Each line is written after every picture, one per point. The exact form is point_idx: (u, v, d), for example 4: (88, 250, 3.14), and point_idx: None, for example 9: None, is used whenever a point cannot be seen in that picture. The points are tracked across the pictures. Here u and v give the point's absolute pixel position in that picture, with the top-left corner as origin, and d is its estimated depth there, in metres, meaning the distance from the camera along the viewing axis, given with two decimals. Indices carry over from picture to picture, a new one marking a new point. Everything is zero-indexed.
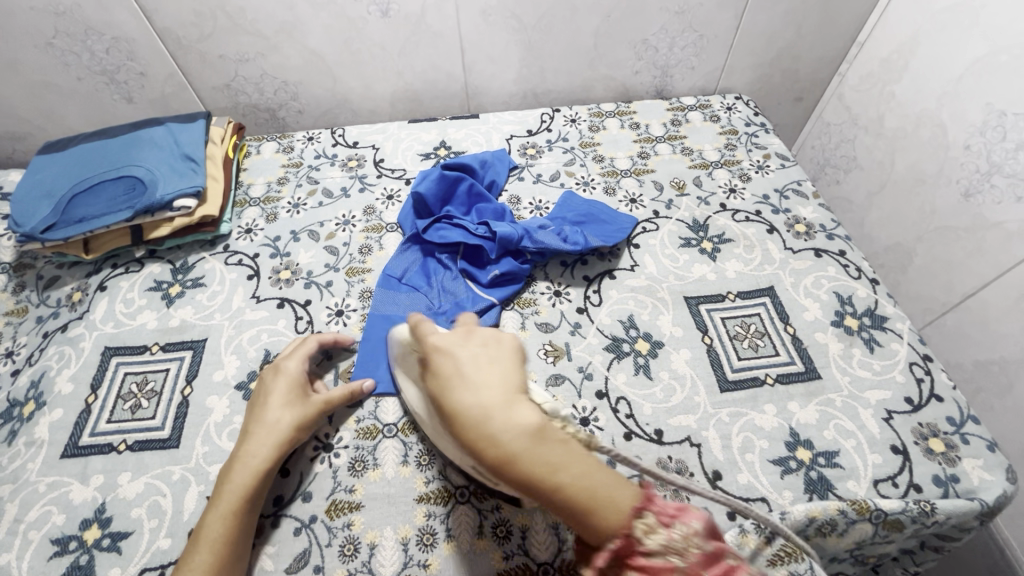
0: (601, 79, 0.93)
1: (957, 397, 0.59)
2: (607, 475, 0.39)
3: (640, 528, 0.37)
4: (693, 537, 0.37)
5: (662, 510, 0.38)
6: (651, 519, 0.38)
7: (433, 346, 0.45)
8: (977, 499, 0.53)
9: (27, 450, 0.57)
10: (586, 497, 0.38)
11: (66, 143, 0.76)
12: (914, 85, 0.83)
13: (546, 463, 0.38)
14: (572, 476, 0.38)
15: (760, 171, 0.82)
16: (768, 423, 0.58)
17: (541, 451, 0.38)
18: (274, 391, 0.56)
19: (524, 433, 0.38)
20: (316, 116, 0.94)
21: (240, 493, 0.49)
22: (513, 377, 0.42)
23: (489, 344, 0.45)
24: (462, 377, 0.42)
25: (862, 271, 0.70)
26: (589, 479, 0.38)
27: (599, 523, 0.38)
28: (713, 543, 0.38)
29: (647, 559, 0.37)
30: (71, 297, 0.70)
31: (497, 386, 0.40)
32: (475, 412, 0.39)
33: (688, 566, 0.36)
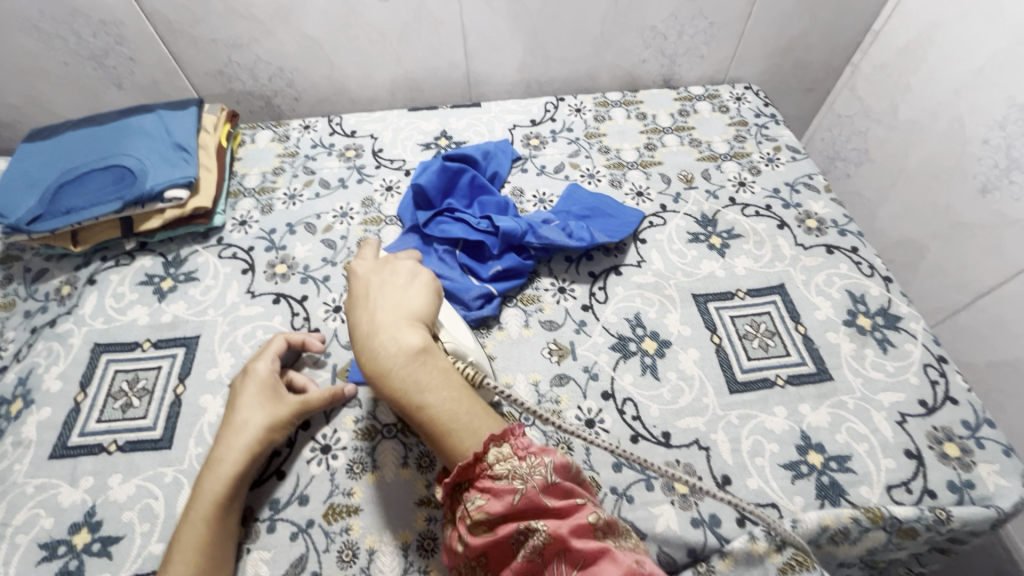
0: (607, 68, 0.90)
1: (972, 400, 0.58)
2: (479, 408, 0.42)
3: (493, 455, 0.39)
4: (540, 468, 0.38)
5: (522, 444, 0.39)
6: (507, 450, 0.39)
7: (354, 274, 0.52)
8: (993, 506, 0.51)
9: (15, 450, 0.55)
10: (441, 417, 0.41)
11: (52, 131, 0.73)
12: (931, 76, 0.80)
13: (414, 385, 0.42)
14: (437, 398, 0.41)
15: (770, 164, 0.80)
16: (779, 425, 0.56)
17: (414, 370, 0.42)
18: (244, 394, 0.54)
19: (403, 352, 0.43)
20: (313, 104, 0.91)
21: (212, 502, 0.47)
22: (419, 308, 0.47)
23: (408, 278, 0.51)
24: (366, 302, 0.48)
25: (875, 269, 0.68)
26: (456, 407, 0.41)
27: (448, 441, 0.40)
28: (562, 477, 0.39)
29: (493, 482, 0.38)
30: (60, 291, 0.67)
31: (394, 314, 0.46)
32: (367, 331, 0.45)
33: (529, 491, 0.37)
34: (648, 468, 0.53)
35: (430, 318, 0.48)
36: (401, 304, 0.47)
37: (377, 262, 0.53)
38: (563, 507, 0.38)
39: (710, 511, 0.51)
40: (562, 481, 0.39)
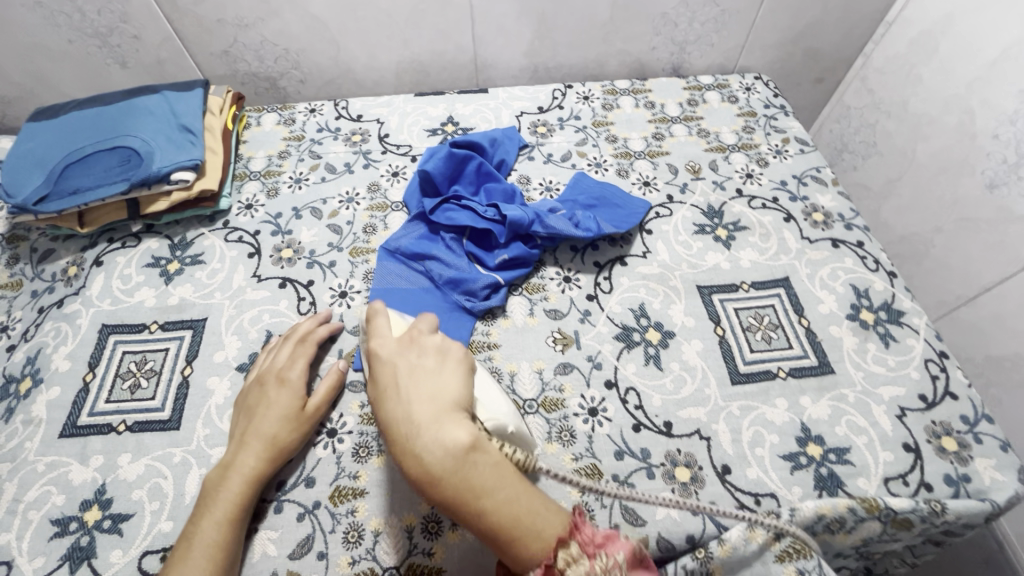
0: (616, 54, 0.89)
1: (971, 395, 0.58)
2: (521, 487, 0.43)
3: (561, 558, 0.39)
4: (597, 548, 0.39)
5: (588, 540, 0.41)
6: (575, 550, 0.40)
7: (377, 357, 0.49)
8: (988, 500, 0.52)
9: (25, 428, 0.56)
10: (505, 520, 0.41)
11: (57, 110, 0.73)
12: (943, 69, 0.79)
13: (468, 487, 0.41)
14: (495, 501, 0.41)
15: (778, 156, 0.79)
16: (779, 417, 0.57)
17: (466, 474, 0.41)
18: (276, 401, 0.54)
19: (451, 454, 0.42)
20: (318, 86, 0.91)
21: (235, 502, 0.48)
22: (456, 396, 0.46)
23: (437, 358, 0.49)
24: (399, 391, 0.46)
25: (880, 264, 0.68)
26: (514, 505, 0.41)
27: (517, 550, 0.40)
28: (633, 568, 0.40)
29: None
30: (67, 272, 0.68)
31: (432, 407, 0.44)
32: (408, 443, 0.43)
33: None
34: (649, 457, 0.54)
35: (470, 407, 0.46)
36: (442, 388, 0.46)
37: (403, 341, 0.50)
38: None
39: (709, 499, 0.52)
40: (632, 572, 0.40)
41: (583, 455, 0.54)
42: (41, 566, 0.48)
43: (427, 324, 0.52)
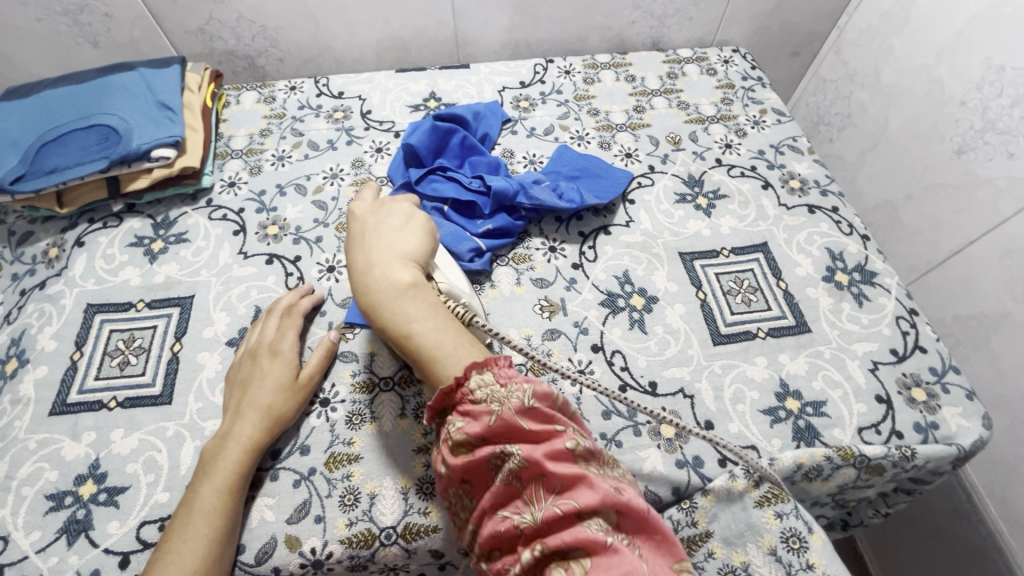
0: (597, 29, 0.90)
1: (940, 348, 0.61)
2: (446, 329, 0.45)
3: (472, 381, 0.40)
4: (517, 392, 0.39)
5: (503, 373, 0.41)
6: (488, 376, 0.40)
7: (352, 214, 0.54)
8: (955, 444, 0.55)
9: (13, 407, 0.55)
10: (426, 346, 0.44)
11: (29, 89, 0.71)
12: (914, 38, 0.81)
13: (397, 316, 0.45)
14: (421, 328, 0.44)
15: (756, 127, 0.81)
16: (759, 374, 0.59)
17: (398, 303, 0.46)
18: (270, 373, 0.54)
19: (390, 286, 0.47)
20: (297, 65, 0.90)
21: (233, 470, 0.49)
22: (410, 248, 0.50)
23: (403, 220, 0.53)
24: (363, 240, 0.51)
25: (854, 228, 0.70)
26: (438, 334, 0.44)
27: (436, 372, 0.43)
28: (544, 404, 0.39)
29: (474, 405, 0.40)
30: (48, 253, 0.67)
31: (385, 251, 0.49)
32: (361, 275, 0.49)
33: (504, 413, 0.38)
34: (635, 415, 0.56)
35: (423, 258, 0.50)
36: (398, 240, 0.50)
37: (375, 202, 0.55)
38: (538, 430, 0.38)
39: (694, 453, 0.54)
40: (542, 406, 0.39)
41: (571, 416, 0.56)
42: (38, 539, 0.49)
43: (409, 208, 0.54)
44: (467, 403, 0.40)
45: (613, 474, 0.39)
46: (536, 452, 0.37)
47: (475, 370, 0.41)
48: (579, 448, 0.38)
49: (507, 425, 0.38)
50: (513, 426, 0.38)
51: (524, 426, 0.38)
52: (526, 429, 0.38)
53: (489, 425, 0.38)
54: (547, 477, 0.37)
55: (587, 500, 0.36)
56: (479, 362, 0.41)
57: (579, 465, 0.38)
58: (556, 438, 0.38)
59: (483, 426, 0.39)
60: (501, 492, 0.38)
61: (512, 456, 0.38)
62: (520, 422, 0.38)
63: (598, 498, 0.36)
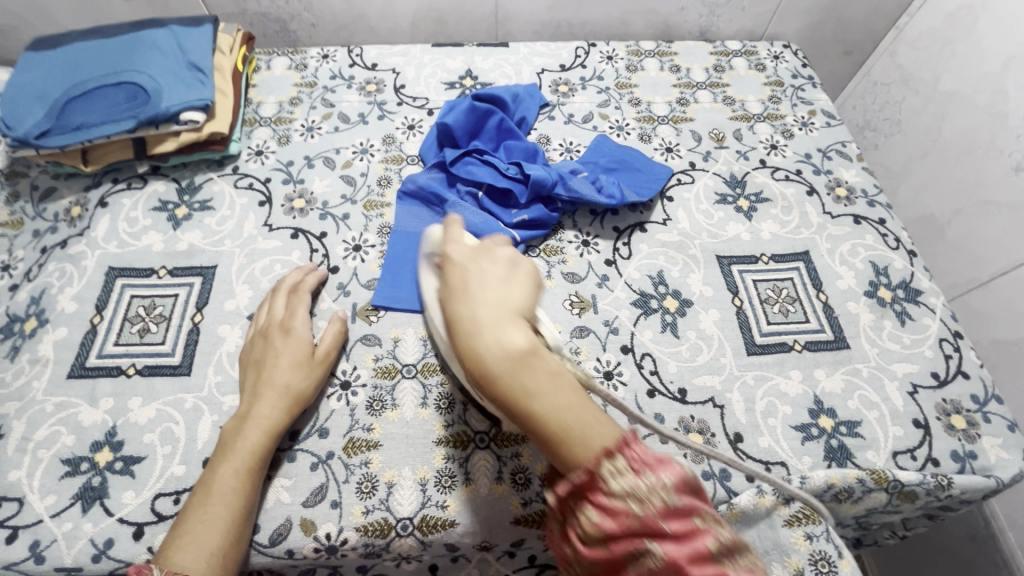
0: (644, 14, 0.86)
1: (983, 375, 0.59)
2: (547, 379, 0.35)
3: (606, 469, 0.33)
4: (660, 489, 0.32)
5: (637, 457, 0.33)
6: (622, 463, 0.33)
7: (449, 260, 0.41)
8: (992, 476, 0.53)
9: (31, 367, 0.55)
10: (495, 372, 0.35)
11: (58, 40, 0.69)
12: (980, 44, 0.77)
13: (470, 317, 0.37)
14: (540, 404, 0.34)
15: (804, 128, 0.78)
16: (793, 388, 0.57)
17: (520, 377, 0.35)
18: (285, 352, 0.53)
19: (509, 356, 0.35)
20: (331, 32, 0.87)
21: (254, 451, 0.48)
22: (517, 296, 0.39)
23: (508, 268, 0.41)
24: (457, 272, 0.40)
25: (900, 242, 0.68)
26: (559, 410, 0.34)
27: (562, 452, 0.34)
28: (611, 428, 0.34)
29: (609, 500, 0.33)
30: (70, 212, 0.65)
31: (486, 308, 0.37)
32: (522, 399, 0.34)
33: (645, 514, 0.32)
34: (663, 423, 0.54)
35: (534, 315, 0.39)
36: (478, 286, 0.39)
37: (476, 246, 0.43)
38: (681, 530, 0.32)
39: (721, 465, 0.52)
40: (613, 428, 0.34)
41: None
42: (52, 504, 0.48)
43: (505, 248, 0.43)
44: (598, 493, 0.33)
45: (746, 563, 0.32)
46: (678, 554, 0.31)
47: (607, 458, 0.33)
48: (644, 470, 0.33)
49: (647, 526, 0.32)
50: (654, 527, 0.32)
51: (665, 526, 0.31)
52: (644, 523, 0.32)
53: (629, 526, 0.32)
54: (605, 494, 0.33)
55: None
56: (611, 447, 0.34)
57: (725, 569, 0.31)
58: (698, 535, 0.32)
59: (620, 525, 0.32)
60: None
61: (653, 555, 0.31)
62: (661, 522, 0.32)
63: None
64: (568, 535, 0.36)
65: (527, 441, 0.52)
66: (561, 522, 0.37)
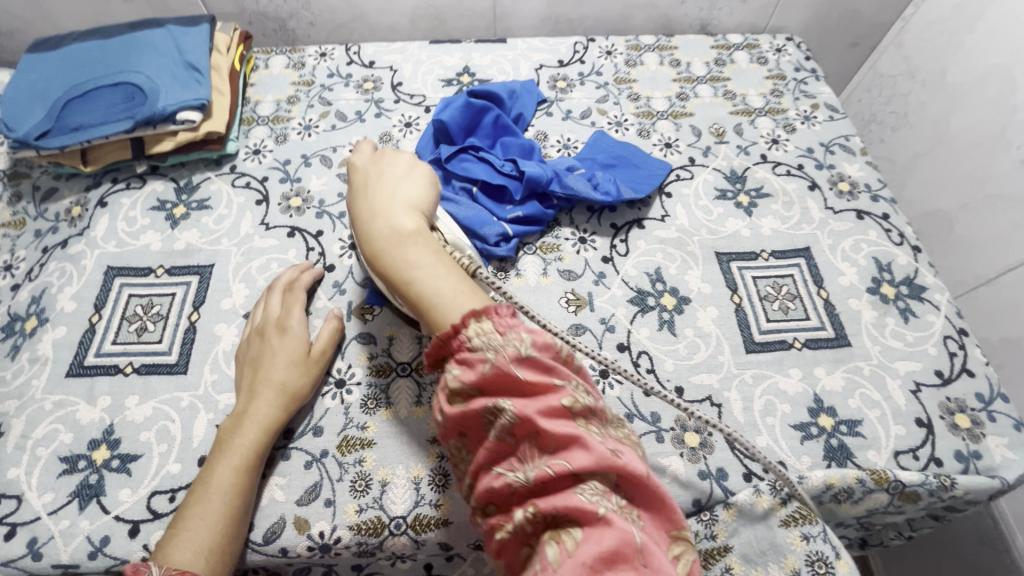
0: (643, 8, 0.85)
1: (989, 373, 0.57)
2: (427, 254, 0.44)
3: (471, 330, 0.38)
4: (515, 342, 0.37)
5: (504, 322, 0.38)
6: (487, 325, 0.38)
7: (353, 167, 0.52)
8: (998, 477, 0.52)
9: (31, 366, 0.55)
10: (378, 235, 0.46)
11: (58, 41, 0.69)
12: (988, 35, 0.75)
13: (384, 232, 0.45)
14: (423, 278, 0.42)
15: (806, 122, 0.76)
16: (793, 387, 0.56)
17: (400, 249, 0.44)
18: (281, 350, 0.53)
19: (395, 233, 0.45)
20: (329, 30, 0.87)
21: (251, 449, 0.48)
22: (389, 161, 0.52)
23: (407, 169, 0.52)
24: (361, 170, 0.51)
25: (905, 238, 0.66)
26: (435, 282, 0.42)
27: (431, 317, 0.41)
28: (543, 355, 0.37)
29: (469, 355, 0.37)
30: (70, 212, 0.66)
31: (387, 201, 0.47)
32: (399, 268, 0.44)
33: (499, 362, 0.36)
34: (659, 421, 0.54)
35: (428, 209, 0.49)
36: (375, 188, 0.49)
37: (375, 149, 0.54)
38: (532, 382, 0.36)
39: (718, 464, 0.52)
40: (543, 359, 0.37)
41: None
42: (50, 501, 0.48)
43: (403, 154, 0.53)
44: (464, 352, 0.38)
45: (614, 435, 0.37)
46: (528, 408, 0.35)
47: (472, 318, 0.38)
48: (576, 406, 0.36)
49: (503, 375, 0.36)
50: (508, 376, 0.36)
51: (519, 376, 0.36)
52: (498, 371, 0.36)
53: (484, 374, 0.36)
54: (542, 435, 0.35)
55: (582, 462, 0.33)
56: (477, 310, 0.39)
57: (576, 423, 0.35)
58: (551, 393, 0.36)
59: (478, 373, 0.36)
60: (496, 448, 0.36)
61: (506, 412, 0.35)
62: (515, 371, 0.36)
63: (593, 460, 0.33)
64: (490, 495, 0.36)
65: None
66: (481, 482, 0.36)
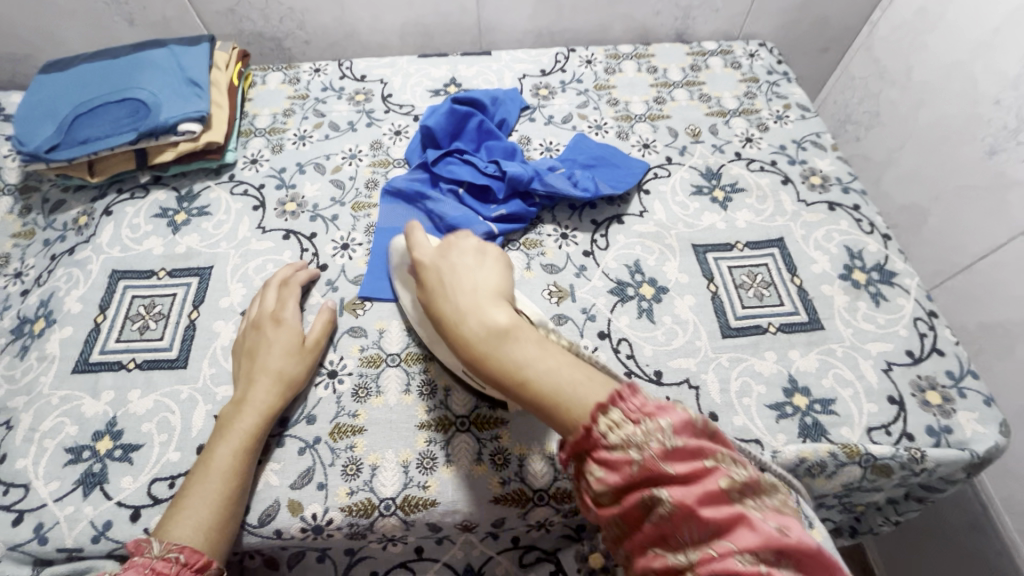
0: (621, 19, 0.89)
1: (958, 352, 0.59)
2: (568, 372, 0.40)
3: (604, 424, 0.37)
4: (655, 433, 0.36)
5: (634, 407, 0.37)
6: (617, 416, 0.37)
7: (467, 341, 0.42)
8: (968, 450, 0.53)
9: (39, 364, 0.58)
10: (555, 391, 0.39)
11: (67, 62, 0.74)
12: (949, 34, 0.79)
13: (519, 364, 0.40)
14: (539, 373, 0.40)
15: (779, 122, 0.80)
16: (767, 368, 0.58)
17: (507, 349, 0.41)
18: (277, 342, 0.55)
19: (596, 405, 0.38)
20: (323, 48, 0.91)
21: (249, 433, 0.50)
22: (493, 283, 0.46)
23: (475, 255, 0.49)
24: (444, 285, 0.46)
25: (875, 227, 0.69)
26: (558, 375, 0.40)
27: (566, 418, 0.39)
28: (688, 439, 0.36)
29: (609, 454, 0.36)
30: (78, 221, 0.69)
31: (472, 294, 0.44)
32: (515, 366, 0.40)
33: (645, 458, 0.35)
34: None
35: (508, 293, 0.47)
36: (524, 342, 0.41)
37: (440, 245, 0.50)
38: (686, 472, 0.34)
39: None
40: (687, 442, 0.36)
41: None
42: (56, 489, 0.51)
43: (485, 267, 0.48)
44: (601, 451, 0.37)
45: (773, 505, 0.35)
46: (687, 496, 0.34)
47: (602, 413, 0.38)
48: (734, 484, 0.34)
49: (653, 470, 0.35)
50: (658, 470, 0.35)
51: (668, 469, 0.35)
52: (647, 468, 0.35)
53: (631, 474, 0.35)
54: (701, 519, 0.33)
55: (748, 542, 0.32)
56: (608, 404, 0.38)
57: (736, 502, 0.34)
58: (707, 476, 0.34)
59: (625, 475, 0.36)
60: (652, 533, 0.35)
61: (663, 501, 0.34)
62: (665, 466, 0.35)
63: (760, 540, 0.32)
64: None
65: (507, 423, 0.54)
66: (639, 562, 0.35)
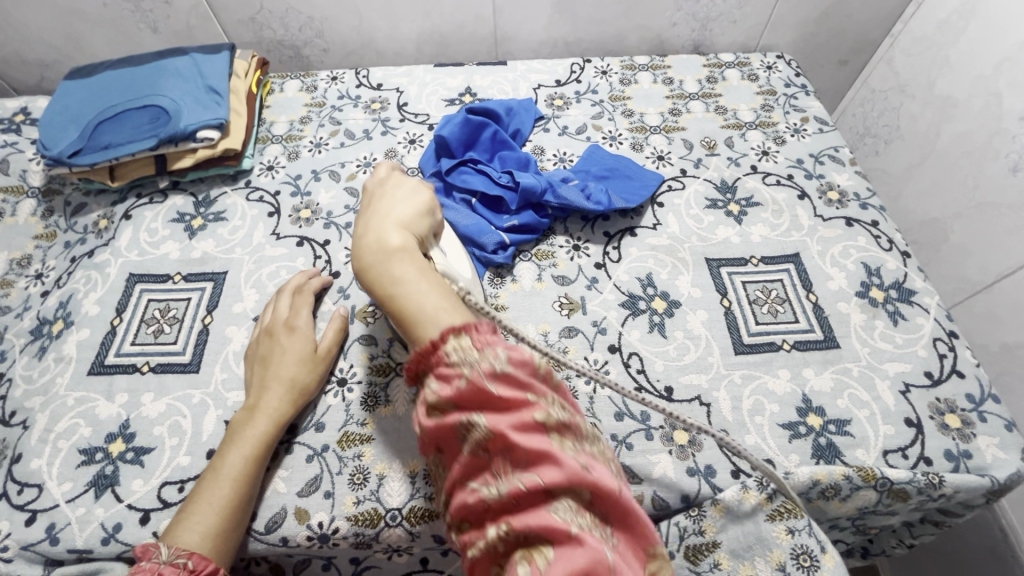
0: (637, 30, 0.89)
1: (979, 375, 0.58)
2: (428, 283, 0.43)
3: (450, 345, 0.38)
4: (491, 357, 0.37)
5: (482, 338, 0.38)
6: (465, 341, 0.38)
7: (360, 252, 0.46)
8: (989, 476, 0.52)
9: (56, 365, 0.59)
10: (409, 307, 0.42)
11: (93, 69, 0.76)
12: (972, 49, 0.77)
13: (387, 275, 0.44)
14: (406, 288, 0.43)
15: (796, 135, 0.79)
16: (781, 387, 0.57)
17: (387, 264, 0.45)
18: (290, 349, 0.56)
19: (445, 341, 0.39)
20: (341, 56, 0.92)
21: (260, 440, 0.50)
22: (409, 217, 0.49)
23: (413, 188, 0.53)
24: (371, 206, 0.51)
25: (894, 243, 0.68)
26: (420, 295, 0.42)
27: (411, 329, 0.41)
28: (519, 371, 0.37)
29: (446, 370, 0.37)
30: (98, 224, 0.71)
31: (383, 217, 0.48)
32: (387, 283, 0.44)
33: (473, 377, 0.36)
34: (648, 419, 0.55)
35: (422, 228, 0.49)
36: (407, 265, 0.44)
37: (389, 175, 0.55)
38: (507, 399, 0.35)
39: (706, 461, 0.53)
40: (517, 373, 0.36)
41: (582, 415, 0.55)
42: (68, 490, 0.51)
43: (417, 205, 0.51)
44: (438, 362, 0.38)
45: (590, 450, 0.36)
46: (501, 423, 0.35)
47: (453, 334, 0.38)
48: (551, 419, 0.35)
49: (477, 390, 0.36)
50: (482, 391, 0.36)
51: (492, 391, 0.35)
52: (471, 386, 0.36)
53: (460, 390, 0.36)
54: (512, 449, 0.34)
55: (554, 477, 0.33)
56: (459, 327, 0.39)
57: (551, 438, 0.35)
58: (525, 408, 0.35)
59: (455, 390, 0.36)
60: (470, 464, 0.36)
61: (479, 427, 0.35)
62: (489, 387, 0.35)
63: (565, 476, 0.33)
64: (464, 510, 0.35)
65: None
66: (457, 497, 0.36)
